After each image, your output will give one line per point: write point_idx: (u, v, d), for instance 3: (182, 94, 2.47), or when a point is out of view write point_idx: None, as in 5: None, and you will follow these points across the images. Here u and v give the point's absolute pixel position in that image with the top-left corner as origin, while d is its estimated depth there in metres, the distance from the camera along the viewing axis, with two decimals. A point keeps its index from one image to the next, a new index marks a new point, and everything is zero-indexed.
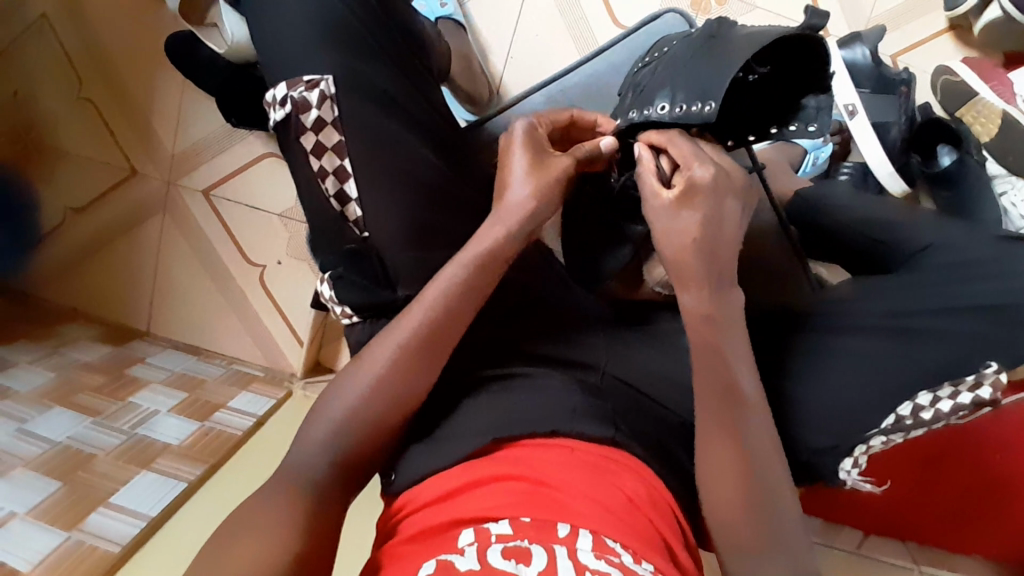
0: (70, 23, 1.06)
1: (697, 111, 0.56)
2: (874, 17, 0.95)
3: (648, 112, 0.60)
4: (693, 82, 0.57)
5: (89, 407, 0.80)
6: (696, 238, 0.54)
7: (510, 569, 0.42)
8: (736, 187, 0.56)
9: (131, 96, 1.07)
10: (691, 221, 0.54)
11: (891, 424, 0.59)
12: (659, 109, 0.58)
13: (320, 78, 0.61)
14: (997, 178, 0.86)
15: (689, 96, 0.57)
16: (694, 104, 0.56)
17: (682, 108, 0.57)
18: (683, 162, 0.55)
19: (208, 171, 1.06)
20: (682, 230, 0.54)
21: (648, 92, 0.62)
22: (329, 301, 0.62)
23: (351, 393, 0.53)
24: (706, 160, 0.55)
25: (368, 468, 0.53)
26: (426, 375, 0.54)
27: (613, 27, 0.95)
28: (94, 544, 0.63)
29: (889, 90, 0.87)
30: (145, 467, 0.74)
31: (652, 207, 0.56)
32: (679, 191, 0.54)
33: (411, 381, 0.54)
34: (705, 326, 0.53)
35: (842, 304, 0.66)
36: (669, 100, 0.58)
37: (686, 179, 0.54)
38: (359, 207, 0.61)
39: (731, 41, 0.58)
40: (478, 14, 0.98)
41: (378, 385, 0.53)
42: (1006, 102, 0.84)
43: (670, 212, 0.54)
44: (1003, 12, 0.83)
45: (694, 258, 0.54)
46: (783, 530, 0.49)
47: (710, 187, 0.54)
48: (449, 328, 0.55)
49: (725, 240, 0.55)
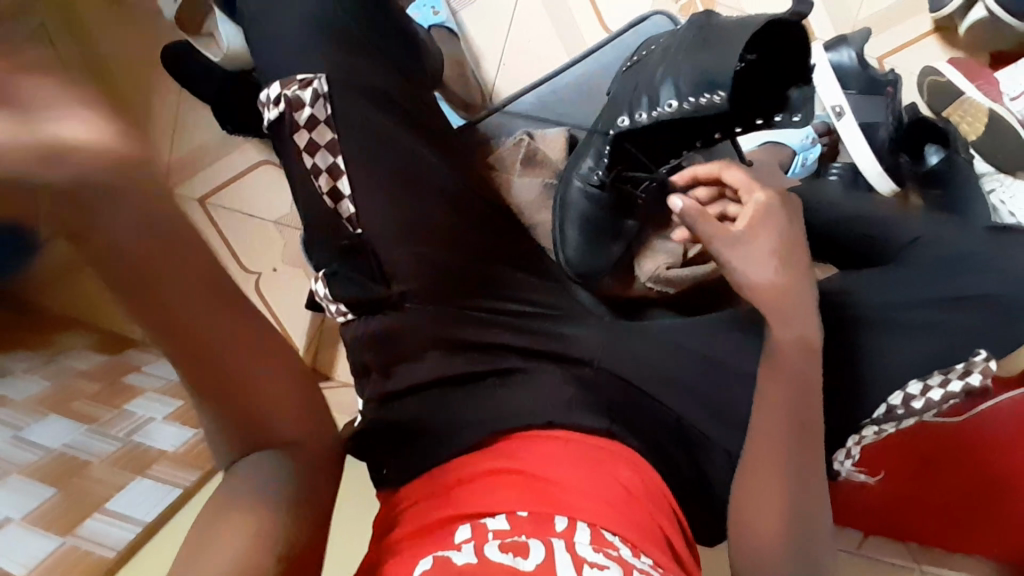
0: (66, 31, 1.06)
1: (707, 102, 0.62)
2: (859, 19, 0.96)
3: (656, 112, 0.65)
4: (695, 75, 0.62)
5: (86, 414, 0.78)
6: (773, 261, 0.55)
7: (509, 562, 0.42)
8: (795, 211, 0.58)
9: (127, 102, 1.06)
10: (769, 242, 0.55)
11: (883, 414, 0.62)
12: (668, 107, 0.64)
13: (313, 77, 0.62)
14: (986, 176, 0.89)
15: (696, 89, 0.62)
16: (702, 97, 0.62)
17: (692, 102, 0.63)
18: (743, 186, 0.59)
19: (202, 180, 1.06)
20: (761, 250, 0.55)
21: (649, 89, 0.67)
22: (323, 299, 0.67)
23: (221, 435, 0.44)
24: (762, 187, 0.59)
25: (317, 464, 0.48)
26: (225, 370, 0.41)
27: (603, 31, 0.97)
28: (90, 550, 0.67)
29: (875, 91, 0.88)
30: (140, 473, 0.77)
31: (720, 239, 0.55)
32: (751, 216, 0.56)
33: (233, 399, 0.42)
34: (782, 342, 0.54)
35: (851, 296, 0.65)
36: (676, 95, 0.64)
37: (756, 202, 0.57)
38: (352, 205, 0.63)
39: (726, 31, 0.63)
40: (470, 22, 0.98)
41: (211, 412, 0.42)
42: (993, 100, 0.85)
43: (748, 241, 0.55)
44: (987, 13, 0.85)
45: (776, 277, 0.54)
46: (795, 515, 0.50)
47: (778, 207, 0.57)
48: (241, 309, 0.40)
49: (796, 255, 0.56)
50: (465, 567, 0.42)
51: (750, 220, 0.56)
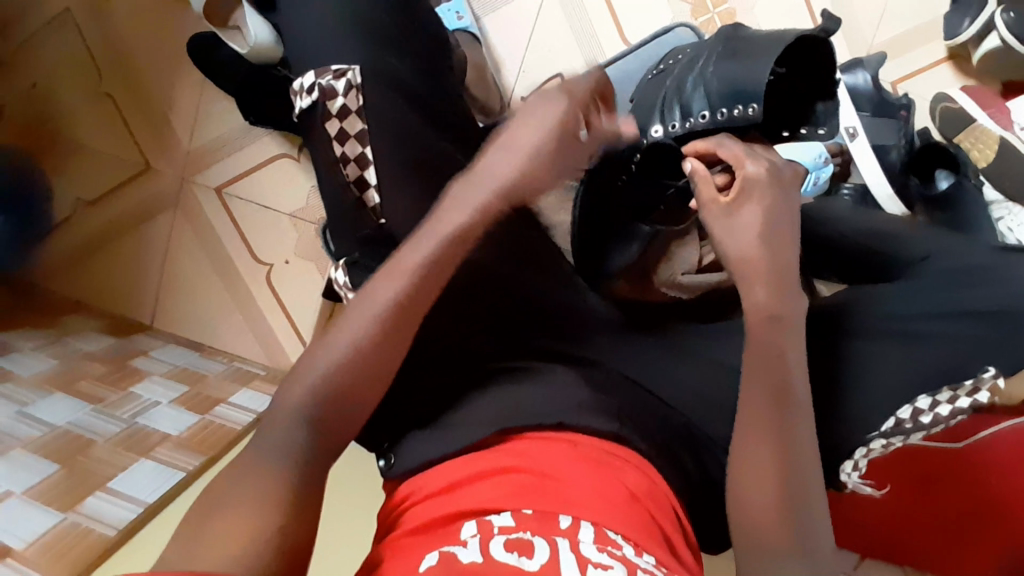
0: (94, 20, 1.09)
1: (740, 115, 0.64)
2: (875, 44, 0.98)
3: (690, 122, 0.67)
4: (726, 86, 0.64)
5: (91, 395, 0.81)
6: (757, 235, 0.56)
7: (514, 563, 0.43)
8: (787, 184, 0.59)
9: (151, 91, 1.09)
10: (753, 216, 0.57)
11: (891, 428, 0.62)
12: (702, 117, 0.66)
13: (347, 68, 0.65)
14: (994, 204, 0.89)
15: (728, 102, 0.64)
16: (735, 108, 0.64)
17: (725, 114, 0.64)
18: (735, 161, 0.59)
19: (221, 169, 1.08)
20: (748, 223, 0.56)
21: (680, 98, 0.68)
22: (341, 287, 0.66)
23: (340, 345, 0.53)
24: (758, 162, 0.59)
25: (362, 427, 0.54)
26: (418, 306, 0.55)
27: (624, 43, 0.98)
28: (91, 527, 0.63)
29: (889, 114, 0.89)
30: (144, 455, 0.74)
31: (710, 209, 0.58)
32: (738, 191, 0.57)
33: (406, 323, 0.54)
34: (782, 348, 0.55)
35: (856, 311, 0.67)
36: (708, 107, 0.65)
37: (742, 177, 0.58)
38: (377, 195, 0.64)
39: (755, 43, 0.64)
40: (493, 26, 1.00)
41: (375, 325, 0.53)
42: (1003, 129, 0.87)
43: (737, 219, 0.57)
44: (1001, 42, 0.87)
45: (760, 250, 0.56)
46: (813, 522, 0.50)
47: (764, 181, 0.58)
48: (450, 258, 0.56)
49: (784, 228, 0.57)
50: (471, 567, 0.42)
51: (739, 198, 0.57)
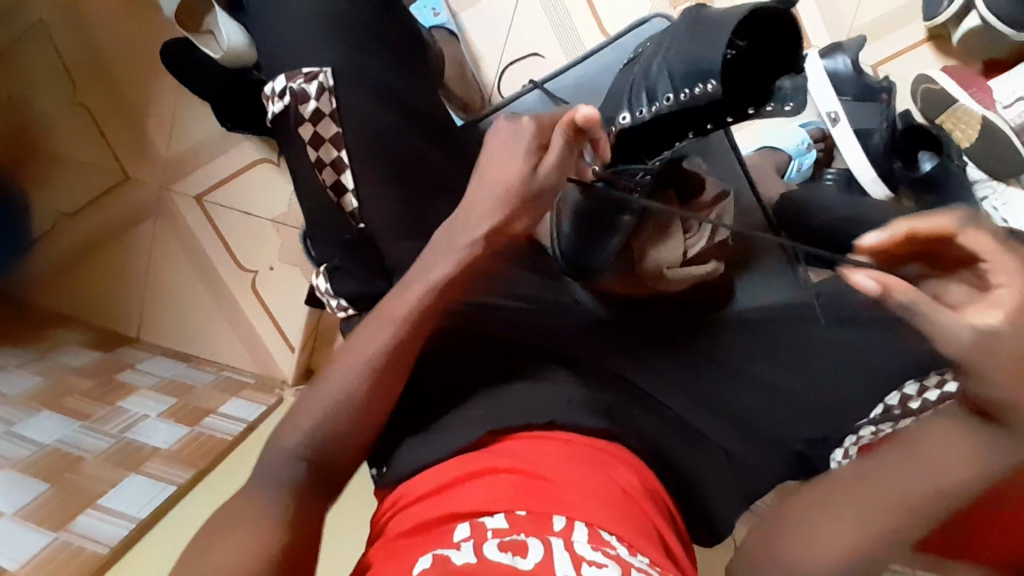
0: (68, 30, 1.08)
1: (701, 92, 0.65)
2: (854, 27, 0.98)
3: (655, 105, 0.69)
4: (687, 66, 0.66)
5: (79, 410, 0.80)
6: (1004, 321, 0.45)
7: (508, 562, 0.42)
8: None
9: (128, 101, 1.08)
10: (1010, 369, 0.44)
11: (880, 413, 0.57)
12: (666, 99, 0.68)
13: (319, 71, 0.65)
14: (979, 183, 0.87)
15: (690, 81, 0.66)
16: (696, 87, 0.65)
17: (687, 93, 0.66)
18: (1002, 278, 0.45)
19: (202, 176, 1.07)
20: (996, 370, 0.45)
21: (646, 83, 0.70)
22: (324, 295, 0.65)
23: (335, 388, 0.54)
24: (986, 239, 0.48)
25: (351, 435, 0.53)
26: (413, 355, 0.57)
27: (602, 35, 0.98)
28: (82, 545, 0.63)
29: (871, 98, 0.90)
30: (135, 470, 0.74)
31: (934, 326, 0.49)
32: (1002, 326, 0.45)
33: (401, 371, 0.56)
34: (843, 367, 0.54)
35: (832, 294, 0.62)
36: (671, 88, 0.67)
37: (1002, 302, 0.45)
38: (355, 199, 0.64)
39: (714, 23, 0.66)
40: (470, 23, 1.00)
41: (367, 373, 0.55)
42: (985, 108, 0.86)
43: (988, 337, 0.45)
44: (981, 20, 0.87)
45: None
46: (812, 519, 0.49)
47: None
48: (422, 322, 0.57)
49: None
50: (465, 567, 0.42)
51: (976, 280, 0.47)
